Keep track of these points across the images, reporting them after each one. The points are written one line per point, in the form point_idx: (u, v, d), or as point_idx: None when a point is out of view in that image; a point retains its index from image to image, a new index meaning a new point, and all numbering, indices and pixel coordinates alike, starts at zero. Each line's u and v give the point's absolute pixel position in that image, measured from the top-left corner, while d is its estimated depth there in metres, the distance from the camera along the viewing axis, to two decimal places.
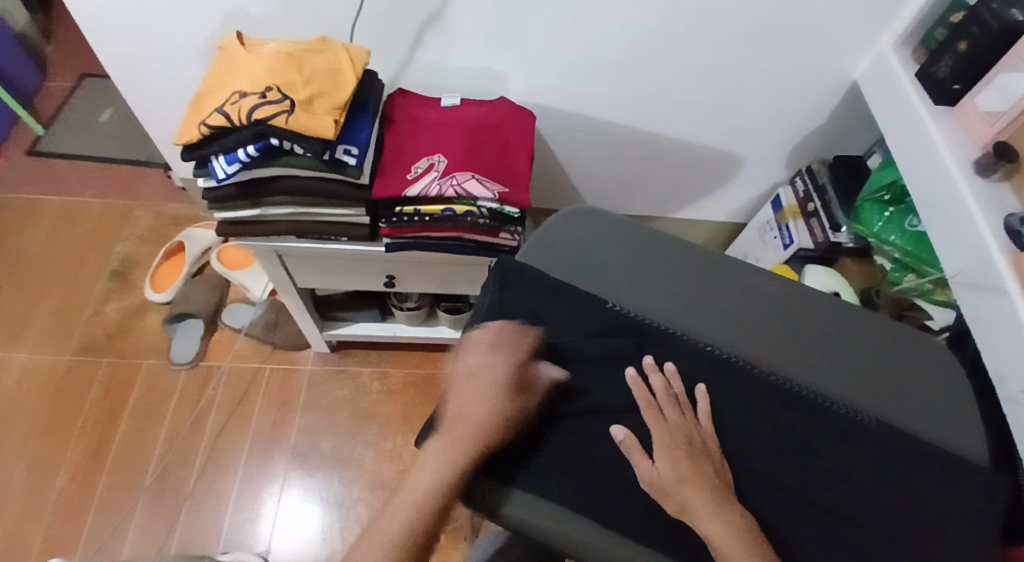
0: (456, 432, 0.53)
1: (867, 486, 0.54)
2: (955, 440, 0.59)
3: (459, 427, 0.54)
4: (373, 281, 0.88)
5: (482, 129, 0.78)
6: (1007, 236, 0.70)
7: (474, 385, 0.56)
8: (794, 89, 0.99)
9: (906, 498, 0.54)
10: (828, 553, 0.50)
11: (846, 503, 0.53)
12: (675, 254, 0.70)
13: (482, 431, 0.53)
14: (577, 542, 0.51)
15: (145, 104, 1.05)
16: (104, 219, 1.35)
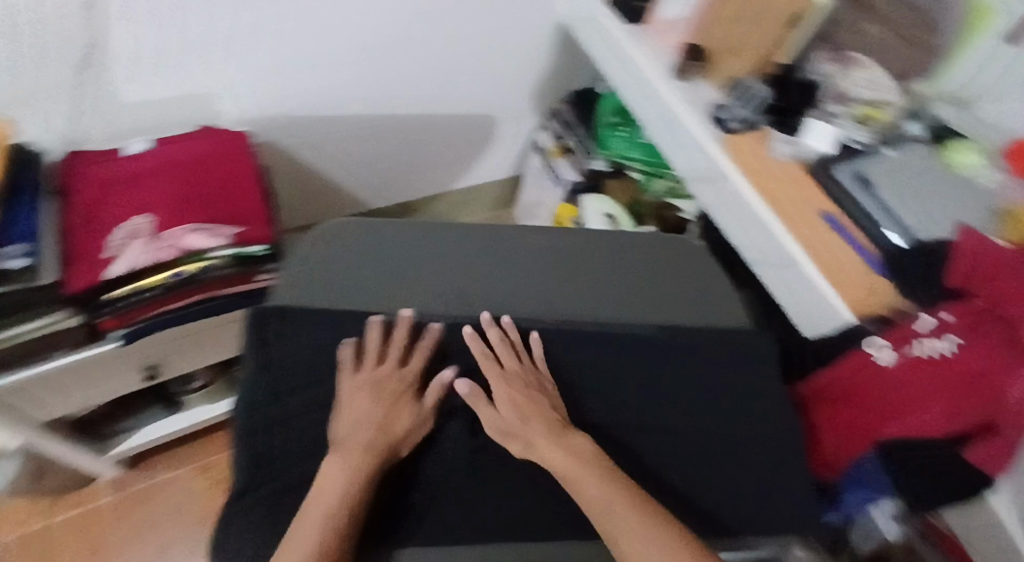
0: (352, 444, 0.51)
1: (667, 392, 0.59)
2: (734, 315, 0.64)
3: (353, 444, 0.51)
4: (131, 378, 0.75)
5: (190, 174, 0.68)
6: (713, 124, 0.80)
7: (362, 398, 0.54)
8: (515, 38, 1.01)
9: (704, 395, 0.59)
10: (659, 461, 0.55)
11: (654, 412, 0.58)
12: (437, 239, 0.64)
13: (380, 441, 0.52)
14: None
15: None
16: None
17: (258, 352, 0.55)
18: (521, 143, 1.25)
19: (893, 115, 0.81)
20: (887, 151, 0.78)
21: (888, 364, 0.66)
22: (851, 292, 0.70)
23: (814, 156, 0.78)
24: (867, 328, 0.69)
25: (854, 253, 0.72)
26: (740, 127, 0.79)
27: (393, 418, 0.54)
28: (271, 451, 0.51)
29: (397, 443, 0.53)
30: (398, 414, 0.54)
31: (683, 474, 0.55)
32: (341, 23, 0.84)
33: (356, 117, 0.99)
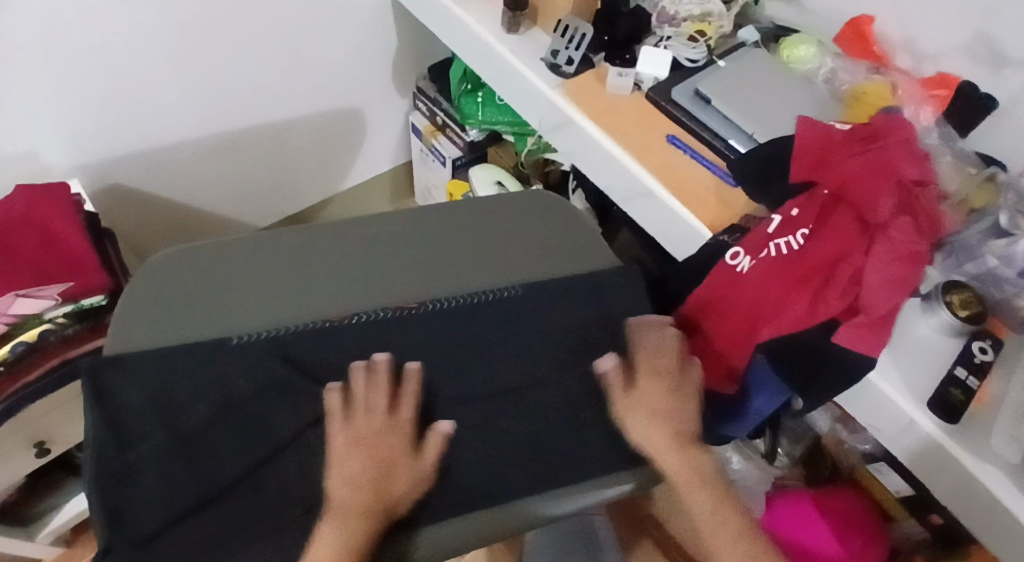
0: (346, 506, 0.45)
1: (540, 345, 0.58)
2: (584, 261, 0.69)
3: (349, 506, 0.45)
4: (21, 458, 0.72)
5: (7, 238, 0.66)
6: (550, 71, 0.80)
7: (356, 454, 0.48)
8: (353, 23, 0.99)
9: (568, 339, 0.59)
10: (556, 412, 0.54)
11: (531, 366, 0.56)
12: (275, 253, 0.65)
13: (378, 505, 0.46)
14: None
15: None
16: None
17: (96, 406, 0.50)
18: (399, 127, 1.23)
19: (721, 26, 0.81)
20: (723, 63, 0.79)
21: (747, 272, 0.66)
22: (703, 207, 0.71)
23: (653, 83, 0.79)
24: (724, 240, 0.68)
25: (707, 172, 0.73)
26: (574, 69, 0.80)
27: (391, 475, 0.47)
28: (124, 504, 0.46)
29: (393, 501, 0.47)
30: (397, 478, 0.47)
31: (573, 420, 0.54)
32: (150, 46, 0.81)
33: (202, 138, 0.96)
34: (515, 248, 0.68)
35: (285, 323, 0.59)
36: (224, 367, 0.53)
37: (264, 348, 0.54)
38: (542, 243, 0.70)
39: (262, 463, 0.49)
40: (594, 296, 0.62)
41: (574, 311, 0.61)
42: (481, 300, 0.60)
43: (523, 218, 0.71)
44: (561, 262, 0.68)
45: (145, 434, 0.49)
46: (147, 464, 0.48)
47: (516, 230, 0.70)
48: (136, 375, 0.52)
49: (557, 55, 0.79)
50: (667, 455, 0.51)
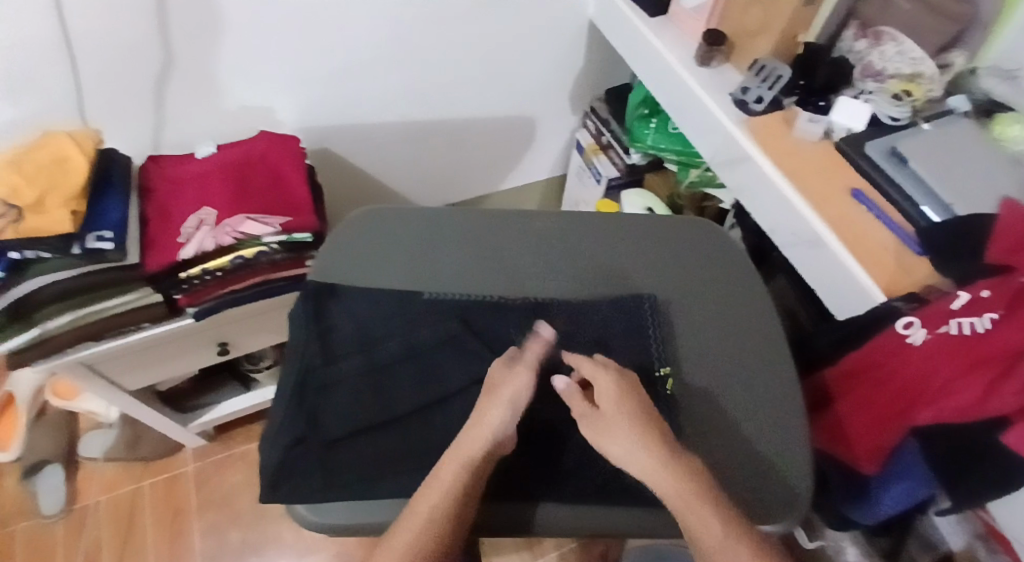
0: (466, 447, 0.50)
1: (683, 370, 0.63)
2: (750, 296, 0.69)
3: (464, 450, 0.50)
4: (206, 354, 0.85)
5: (245, 170, 0.77)
6: (737, 107, 0.80)
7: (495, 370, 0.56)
8: (549, 38, 1.05)
9: (717, 366, 0.64)
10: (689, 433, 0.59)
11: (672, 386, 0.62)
12: (463, 225, 0.71)
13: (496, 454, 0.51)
14: (485, 515, 0.54)
15: None
16: None
17: (311, 328, 0.62)
18: (564, 141, 1.28)
19: (931, 90, 0.78)
20: (927, 127, 0.75)
21: (919, 344, 0.62)
22: (877, 267, 0.68)
23: (846, 133, 0.77)
24: (896, 307, 0.65)
25: (888, 233, 0.70)
26: (762, 108, 0.79)
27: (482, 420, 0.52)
28: (320, 410, 0.57)
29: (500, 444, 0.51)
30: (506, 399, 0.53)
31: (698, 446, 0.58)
32: (373, 38, 0.91)
33: (392, 122, 1.06)
34: (679, 271, 0.70)
35: (463, 291, 0.67)
36: (421, 314, 0.64)
37: (453, 308, 0.64)
38: (709, 271, 0.71)
39: (429, 405, 0.58)
40: (742, 336, 0.66)
41: (723, 347, 0.65)
42: (644, 315, 0.65)
43: (693, 245, 0.72)
44: (726, 294, 0.69)
45: (346, 357, 0.61)
46: (342, 382, 0.59)
47: (684, 254, 0.72)
48: (346, 309, 0.63)
49: (747, 92, 0.79)
50: (699, 512, 0.47)
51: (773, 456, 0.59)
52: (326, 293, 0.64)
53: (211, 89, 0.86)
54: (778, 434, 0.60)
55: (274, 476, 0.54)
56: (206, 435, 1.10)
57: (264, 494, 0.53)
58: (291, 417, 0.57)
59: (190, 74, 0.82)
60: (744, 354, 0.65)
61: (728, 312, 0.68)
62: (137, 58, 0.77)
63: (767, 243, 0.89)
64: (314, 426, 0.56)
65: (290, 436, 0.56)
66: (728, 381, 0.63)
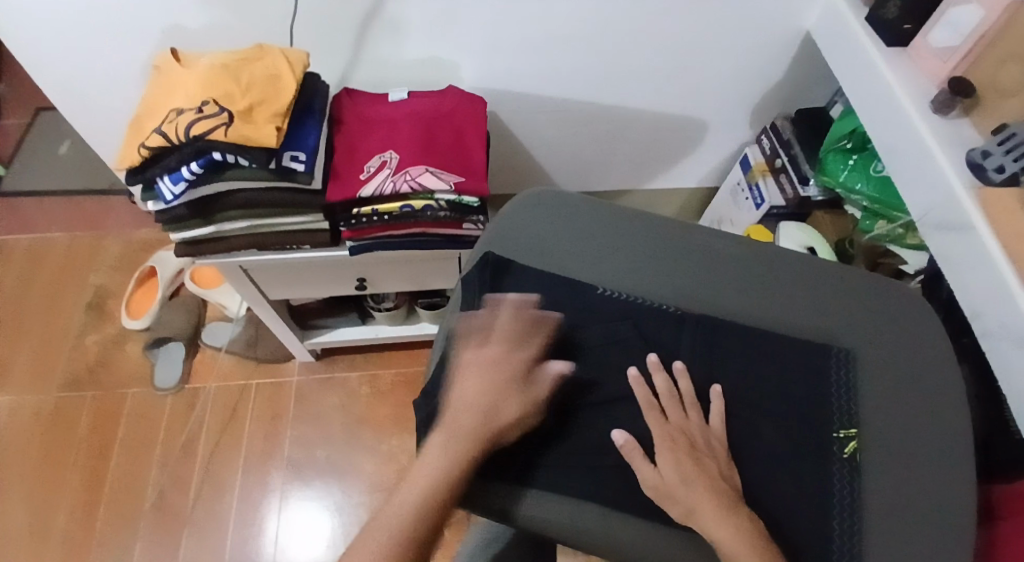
0: (463, 424, 0.52)
1: (871, 441, 0.57)
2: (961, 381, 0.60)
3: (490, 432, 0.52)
4: (344, 285, 0.87)
5: (432, 120, 0.76)
6: (971, 171, 0.70)
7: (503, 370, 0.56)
8: (754, 44, 0.97)
9: (898, 448, 0.56)
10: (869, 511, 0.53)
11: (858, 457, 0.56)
12: (643, 226, 0.68)
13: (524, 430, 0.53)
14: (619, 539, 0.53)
15: (87, 134, 0.97)
16: (73, 251, 1.28)
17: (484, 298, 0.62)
18: (730, 153, 1.20)
19: None
20: None
21: None
22: None
23: None
24: None
25: None
26: (1004, 179, 0.68)
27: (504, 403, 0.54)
28: None
29: (499, 431, 0.53)
30: (508, 400, 0.54)
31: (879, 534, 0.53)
32: (571, 13, 0.87)
33: (559, 98, 1.02)
34: (890, 327, 0.62)
35: (636, 293, 0.64)
36: (591, 308, 0.62)
37: (624, 309, 0.62)
38: (922, 340, 0.62)
39: (579, 406, 0.56)
40: (954, 422, 0.58)
41: (911, 430, 0.57)
42: (839, 370, 0.59)
43: (905, 307, 0.64)
44: (936, 370, 0.60)
45: None
46: None
47: (896, 314, 0.63)
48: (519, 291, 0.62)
49: (989, 156, 0.69)
50: None
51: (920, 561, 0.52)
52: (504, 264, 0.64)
53: (410, 31, 0.85)
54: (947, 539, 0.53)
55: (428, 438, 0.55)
56: (316, 353, 1.14)
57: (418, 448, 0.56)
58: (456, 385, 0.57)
59: (402, 7, 0.82)
60: (935, 443, 0.57)
61: (924, 389, 0.59)
62: None
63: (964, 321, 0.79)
64: None
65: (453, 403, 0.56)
66: (907, 466, 0.56)
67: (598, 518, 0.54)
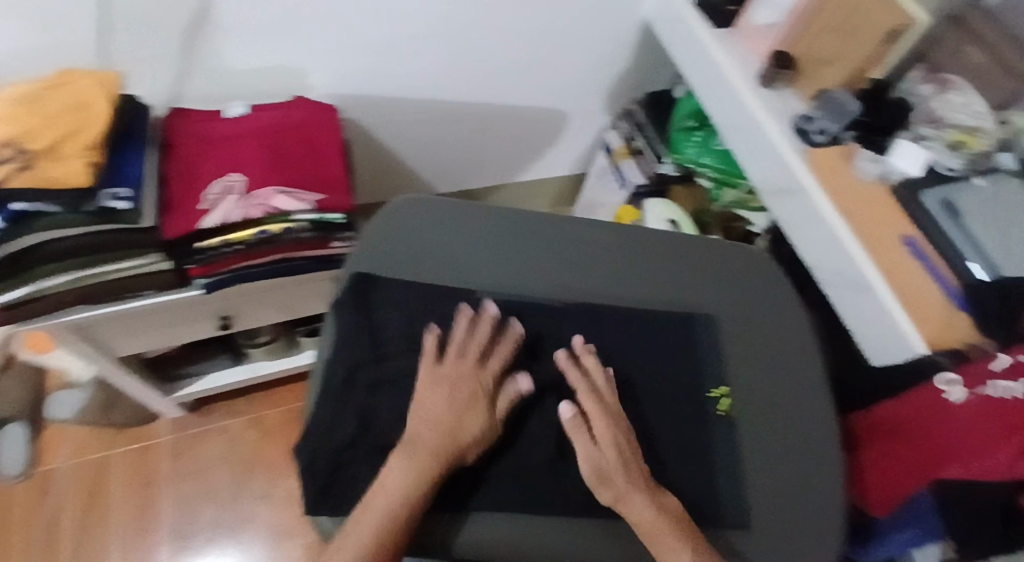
0: (419, 446, 0.50)
1: (739, 400, 0.62)
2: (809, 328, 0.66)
3: (421, 447, 0.50)
4: (204, 326, 0.79)
5: (279, 136, 0.71)
6: (797, 135, 0.78)
7: (439, 388, 0.54)
8: (598, 33, 1.00)
9: (764, 403, 0.62)
10: (746, 464, 0.58)
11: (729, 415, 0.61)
12: (512, 223, 0.67)
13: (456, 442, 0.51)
14: (534, 543, 0.52)
15: None
16: None
17: (357, 320, 0.58)
18: (591, 140, 1.24)
19: (988, 144, 0.74)
20: (980, 182, 0.74)
21: (958, 402, 0.62)
22: (924, 321, 0.67)
23: (902, 178, 0.74)
24: (937, 360, 0.65)
25: (932, 283, 0.69)
26: (824, 140, 0.76)
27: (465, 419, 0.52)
28: (376, 410, 0.54)
29: (462, 450, 0.52)
30: (469, 417, 0.53)
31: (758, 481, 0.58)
32: (419, 11, 0.84)
33: (417, 101, 1.00)
34: (744, 291, 0.68)
35: (515, 290, 0.63)
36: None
37: (506, 310, 0.61)
38: (773, 299, 0.68)
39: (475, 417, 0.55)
40: (803, 369, 0.64)
41: (776, 382, 0.63)
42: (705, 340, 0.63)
43: (754, 269, 0.69)
44: (785, 323, 0.66)
45: (397, 355, 0.57)
46: (394, 384, 0.55)
47: (747, 276, 0.69)
48: (393, 309, 0.59)
49: (811, 120, 0.77)
50: None
51: (803, 499, 0.58)
52: (373, 282, 0.59)
53: (244, 42, 0.78)
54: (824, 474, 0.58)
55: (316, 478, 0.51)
56: (187, 405, 1.03)
57: (308, 503, 0.51)
58: (343, 421, 0.53)
59: (228, 20, 0.75)
60: (798, 390, 0.63)
61: (782, 342, 0.65)
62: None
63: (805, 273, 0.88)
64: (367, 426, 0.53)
65: (341, 440, 0.52)
66: (776, 416, 0.61)
67: (510, 527, 0.52)
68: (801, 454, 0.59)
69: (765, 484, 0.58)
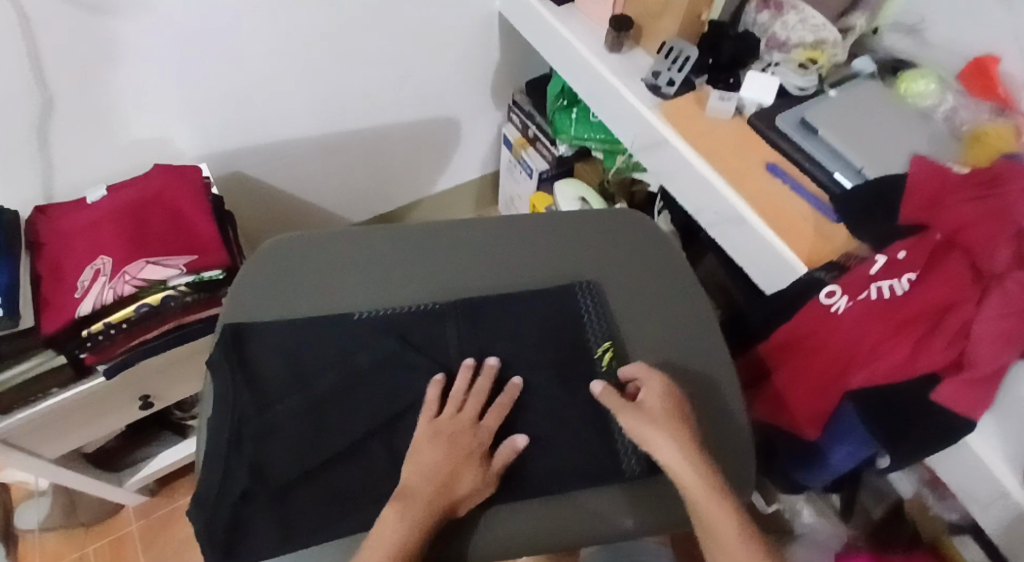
0: (413, 499, 0.50)
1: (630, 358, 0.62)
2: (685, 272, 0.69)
3: (417, 498, 0.50)
4: (128, 410, 0.80)
5: (144, 211, 0.72)
6: (650, 91, 0.79)
7: (432, 446, 0.53)
8: (459, 34, 1.02)
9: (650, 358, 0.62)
10: None
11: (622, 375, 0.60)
12: (374, 241, 0.67)
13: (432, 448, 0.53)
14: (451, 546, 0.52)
15: None
16: None
17: (230, 373, 0.57)
18: (492, 138, 1.26)
19: (835, 54, 0.78)
20: (834, 93, 0.76)
21: (841, 311, 0.63)
22: (800, 238, 0.67)
23: (756, 109, 0.76)
24: (819, 277, 0.64)
25: (803, 202, 0.69)
26: (675, 91, 0.78)
27: (462, 472, 0.52)
28: (266, 453, 0.54)
29: (456, 502, 0.51)
30: (464, 474, 0.52)
31: None
32: (269, 56, 0.87)
33: (301, 139, 1.01)
34: (619, 253, 0.69)
35: (392, 303, 0.64)
36: (347, 337, 0.60)
37: (381, 326, 0.61)
38: (647, 253, 0.70)
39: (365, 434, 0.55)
40: (681, 313, 0.66)
41: (659, 333, 0.64)
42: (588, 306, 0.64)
43: (624, 228, 0.71)
44: (660, 273, 0.68)
45: (279, 394, 0.57)
46: (279, 423, 0.55)
47: (620, 238, 0.71)
48: (263, 352, 0.58)
49: (659, 75, 0.78)
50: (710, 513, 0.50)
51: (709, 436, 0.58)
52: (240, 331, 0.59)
53: (108, 124, 0.81)
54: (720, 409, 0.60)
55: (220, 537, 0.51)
56: (151, 488, 1.04)
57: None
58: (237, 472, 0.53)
59: (77, 110, 0.77)
60: (682, 338, 0.64)
61: (660, 294, 0.67)
62: (13, 103, 0.72)
63: (692, 225, 0.88)
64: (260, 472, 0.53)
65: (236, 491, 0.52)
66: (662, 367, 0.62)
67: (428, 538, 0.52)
68: (694, 394, 0.61)
69: None
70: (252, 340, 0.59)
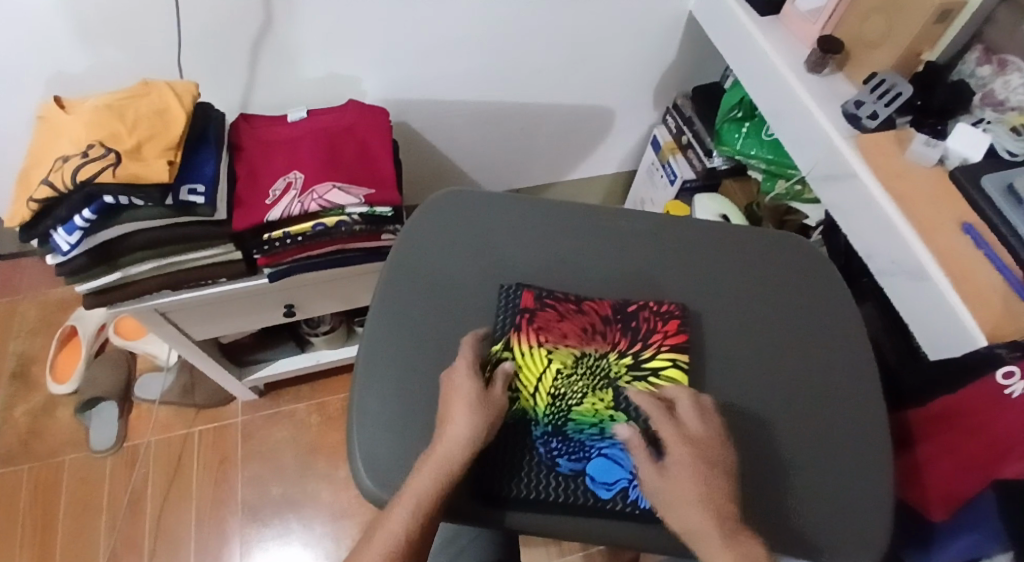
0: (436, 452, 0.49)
1: (781, 391, 0.60)
2: (852, 313, 0.66)
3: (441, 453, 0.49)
4: (272, 313, 0.85)
5: (334, 138, 0.77)
6: (847, 121, 0.77)
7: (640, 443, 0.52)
8: (644, 28, 1.01)
9: (775, 391, 0.60)
10: (797, 456, 0.57)
11: (765, 407, 0.59)
12: (543, 216, 0.70)
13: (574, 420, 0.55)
14: (582, 524, 0.53)
15: None
16: None
17: (395, 306, 0.62)
18: (639, 137, 1.25)
19: None
20: None
21: (1015, 396, 0.55)
22: (984, 308, 0.62)
23: (960, 163, 0.72)
24: (998, 353, 0.58)
25: (992, 269, 0.64)
26: (875, 125, 0.75)
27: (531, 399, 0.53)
28: (418, 389, 0.57)
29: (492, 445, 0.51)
30: None
31: (808, 469, 0.56)
32: (465, 16, 0.89)
33: (465, 102, 1.04)
34: (788, 282, 0.67)
35: (550, 279, 0.66)
36: (506, 304, 0.61)
37: (506, 301, 0.62)
38: (813, 287, 0.67)
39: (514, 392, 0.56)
40: (839, 357, 0.63)
41: (798, 370, 0.62)
42: (741, 328, 0.64)
43: (799, 258, 0.69)
44: (826, 309, 0.66)
45: (436, 338, 0.60)
46: (432, 366, 0.59)
47: (787, 265, 0.69)
48: (430, 294, 0.63)
49: (861, 106, 0.75)
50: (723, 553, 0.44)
51: (823, 481, 0.56)
52: (406, 273, 0.64)
53: (308, 47, 0.85)
54: (845, 455, 0.57)
55: (371, 451, 0.54)
56: (259, 390, 1.12)
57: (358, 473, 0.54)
58: (392, 398, 0.57)
59: (287, 33, 0.82)
60: (819, 378, 0.61)
61: (797, 330, 0.64)
62: (242, 10, 0.77)
63: (858, 267, 0.87)
64: (411, 404, 0.57)
65: (389, 414, 0.56)
66: (792, 407, 0.59)
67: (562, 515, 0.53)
68: (842, 441, 0.58)
69: (818, 471, 0.56)
70: (419, 282, 0.64)
